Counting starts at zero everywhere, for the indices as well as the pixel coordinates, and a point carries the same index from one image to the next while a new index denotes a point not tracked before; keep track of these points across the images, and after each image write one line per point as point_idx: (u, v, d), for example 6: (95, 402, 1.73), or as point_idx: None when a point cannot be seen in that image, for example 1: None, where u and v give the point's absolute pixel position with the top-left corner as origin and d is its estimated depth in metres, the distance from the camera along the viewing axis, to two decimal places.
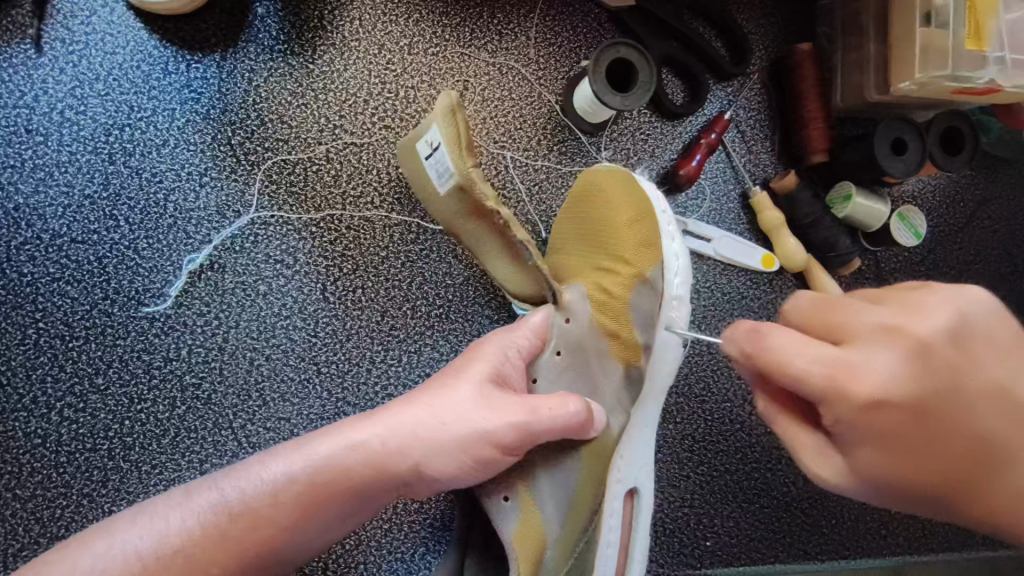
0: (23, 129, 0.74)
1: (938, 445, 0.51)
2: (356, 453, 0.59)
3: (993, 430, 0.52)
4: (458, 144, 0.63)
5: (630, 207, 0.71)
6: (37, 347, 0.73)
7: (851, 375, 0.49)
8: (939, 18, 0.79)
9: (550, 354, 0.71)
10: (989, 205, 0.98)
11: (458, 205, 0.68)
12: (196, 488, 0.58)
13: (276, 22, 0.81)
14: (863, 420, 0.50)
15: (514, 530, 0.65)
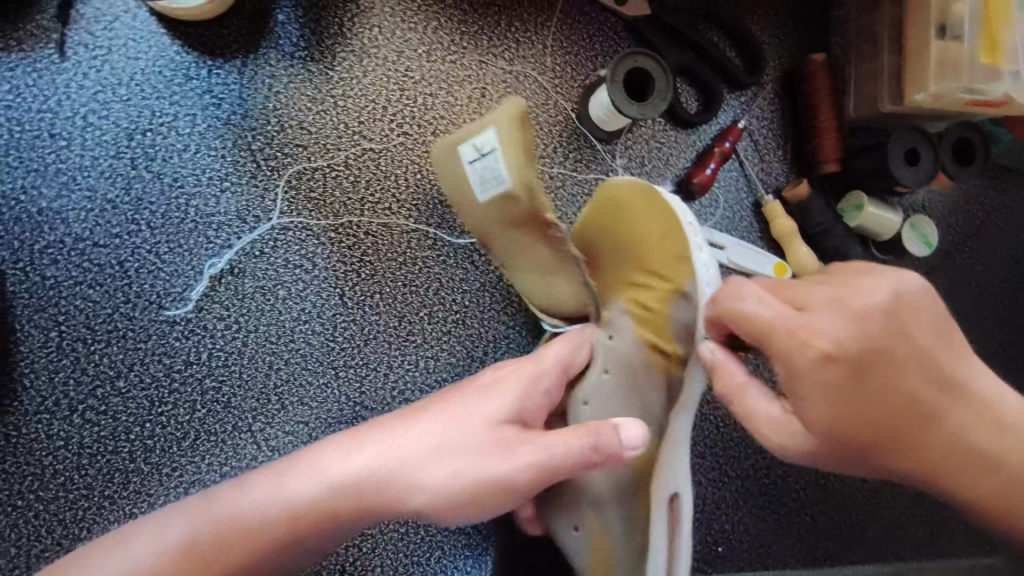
0: (47, 134, 0.75)
1: (878, 402, 0.58)
2: (366, 480, 0.61)
3: (918, 392, 0.59)
4: (522, 156, 0.67)
5: (657, 221, 0.72)
6: (60, 350, 0.74)
7: (801, 330, 0.58)
8: (953, 30, 0.81)
9: (597, 372, 0.72)
10: (999, 214, 0.99)
11: (503, 212, 0.71)
12: (202, 507, 0.62)
13: (296, 29, 0.81)
14: (812, 372, 0.58)
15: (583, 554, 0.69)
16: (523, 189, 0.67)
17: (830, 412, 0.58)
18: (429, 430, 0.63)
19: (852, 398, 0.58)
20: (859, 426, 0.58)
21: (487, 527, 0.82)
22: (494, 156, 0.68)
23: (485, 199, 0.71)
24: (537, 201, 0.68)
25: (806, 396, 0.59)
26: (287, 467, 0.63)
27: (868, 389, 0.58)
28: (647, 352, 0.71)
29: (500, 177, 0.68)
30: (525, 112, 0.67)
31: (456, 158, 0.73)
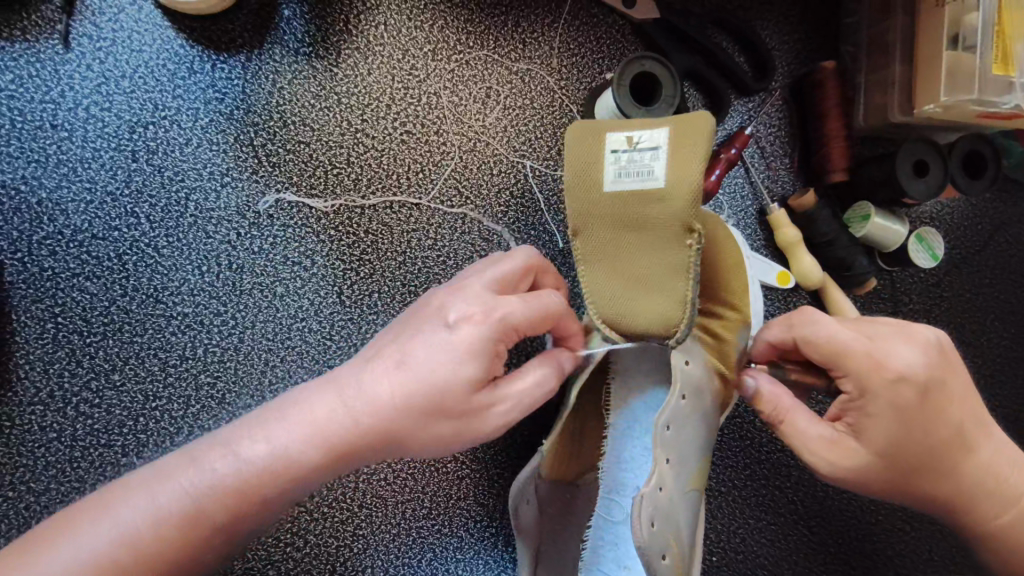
0: (48, 124, 0.75)
1: (931, 429, 0.63)
2: (327, 438, 0.56)
3: (963, 423, 0.65)
4: (686, 159, 0.64)
5: (731, 253, 0.78)
6: (56, 341, 0.74)
7: (879, 357, 0.62)
8: (966, 40, 0.80)
9: (678, 399, 0.66)
10: (1009, 228, 0.97)
11: (631, 210, 0.65)
12: (176, 467, 0.56)
13: (301, 25, 0.81)
14: (881, 395, 0.62)
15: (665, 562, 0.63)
16: (682, 194, 0.64)
17: (890, 436, 0.63)
18: (381, 381, 0.56)
19: (913, 425, 0.63)
20: (911, 452, 0.64)
21: (479, 532, 0.81)
22: (654, 153, 0.65)
23: (615, 191, 0.66)
24: (693, 209, 0.64)
25: (872, 419, 0.63)
26: (261, 410, 0.59)
27: (925, 417, 0.63)
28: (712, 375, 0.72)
29: (650, 174, 0.65)
30: (713, 127, 0.65)
31: (591, 145, 0.67)
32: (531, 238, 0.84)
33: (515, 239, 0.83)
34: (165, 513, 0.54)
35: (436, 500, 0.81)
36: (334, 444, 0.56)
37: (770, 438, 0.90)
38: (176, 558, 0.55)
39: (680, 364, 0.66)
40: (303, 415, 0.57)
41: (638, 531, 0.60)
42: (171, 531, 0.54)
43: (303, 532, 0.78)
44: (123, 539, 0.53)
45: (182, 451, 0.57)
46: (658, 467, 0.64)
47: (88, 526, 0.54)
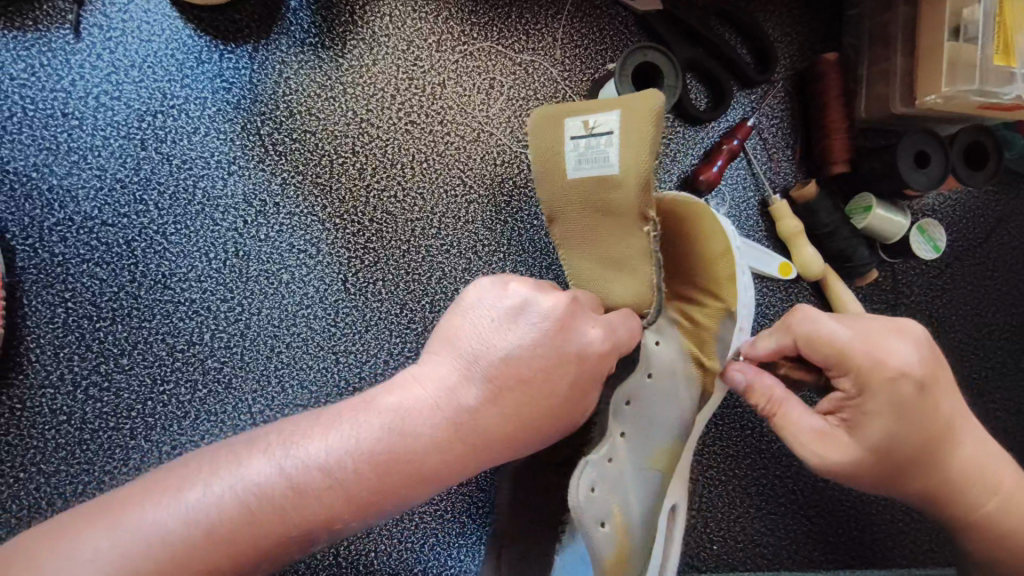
0: (59, 113, 0.76)
1: (927, 426, 0.64)
2: (408, 442, 0.52)
3: (953, 418, 0.66)
4: (638, 141, 0.63)
5: (723, 241, 0.76)
6: (66, 326, 0.75)
7: (879, 355, 0.62)
8: (967, 32, 0.80)
9: (644, 376, 0.73)
10: (1010, 221, 0.98)
11: (594, 196, 0.66)
12: (225, 457, 0.53)
13: (308, 16, 0.82)
14: (883, 391, 0.62)
15: (606, 554, 0.66)
16: (635, 181, 0.63)
17: (888, 432, 0.63)
18: (447, 360, 0.56)
19: (908, 422, 0.63)
20: (907, 448, 0.64)
21: (481, 518, 0.82)
22: (609, 138, 0.64)
23: (577, 178, 0.66)
24: (648, 195, 0.64)
25: (871, 415, 0.63)
26: (328, 409, 0.56)
27: (924, 414, 0.63)
28: (687, 361, 0.77)
29: (606, 161, 0.64)
30: (666, 105, 0.63)
31: (554, 134, 0.67)
32: (534, 228, 0.84)
33: (517, 228, 0.84)
34: (212, 509, 0.49)
35: None
36: (418, 447, 0.53)
37: (771, 427, 0.90)
38: (203, 534, 0.48)
39: (652, 343, 0.75)
40: (371, 414, 0.54)
41: (576, 491, 0.64)
42: (218, 530, 0.49)
43: None
44: (162, 531, 0.48)
45: (198, 452, 0.54)
46: (611, 438, 0.70)
47: (130, 513, 0.49)
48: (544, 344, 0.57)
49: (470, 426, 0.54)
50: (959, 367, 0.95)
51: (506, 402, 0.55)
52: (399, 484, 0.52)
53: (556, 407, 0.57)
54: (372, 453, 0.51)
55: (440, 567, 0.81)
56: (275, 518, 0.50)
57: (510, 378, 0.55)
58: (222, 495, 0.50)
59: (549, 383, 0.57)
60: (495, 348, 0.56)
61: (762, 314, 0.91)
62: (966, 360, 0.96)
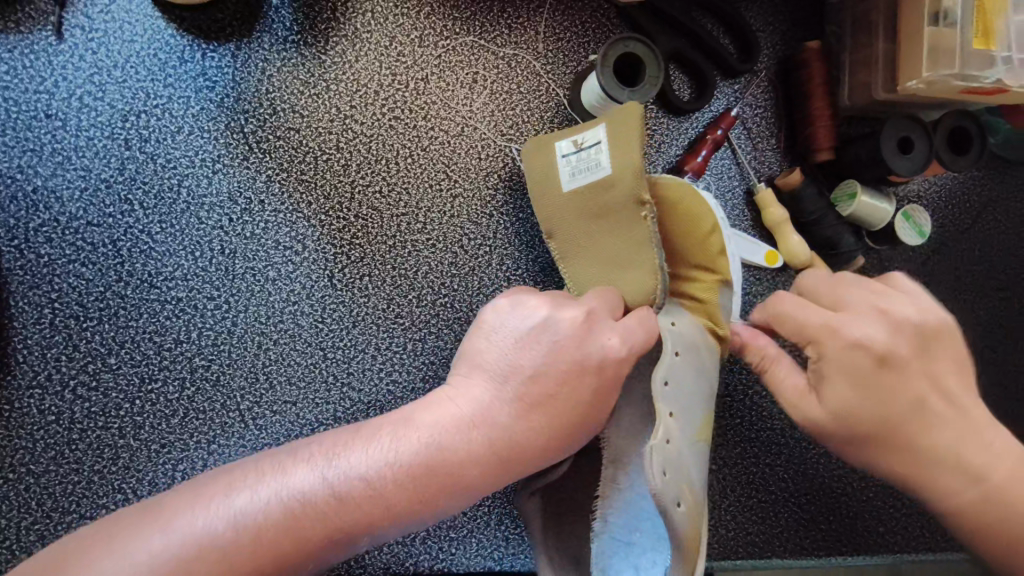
0: (43, 114, 0.76)
1: (885, 401, 0.64)
2: (443, 453, 0.56)
3: (923, 402, 0.64)
4: (624, 142, 0.72)
5: (710, 216, 0.77)
6: (53, 326, 0.76)
7: (833, 324, 0.65)
8: (947, 18, 0.79)
9: (672, 355, 0.68)
10: (996, 206, 0.99)
11: (592, 199, 0.74)
12: (268, 466, 0.57)
13: (289, 14, 0.82)
14: (836, 358, 0.65)
15: (687, 534, 0.62)
16: (627, 178, 0.72)
17: (844, 397, 0.65)
18: (477, 379, 0.61)
19: (867, 392, 0.64)
20: (865, 420, 0.64)
21: (472, 511, 0.82)
22: (598, 147, 0.73)
23: (574, 189, 0.75)
24: (640, 183, 0.71)
25: (829, 382, 0.66)
26: (364, 425, 0.60)
27: (877, 386, 0.64)
28: (705, 333, 0.75)
29: (598, 166, 0.73)
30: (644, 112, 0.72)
31: (545, 156, 0.77)
32: (519, 220, 0.85)
33: (502, 222, 0.84)
34: (259, 512, 0.53)
35: None
36: (451, 460, 0.57)
37: (761, 416, 0.91)
38: (250, 537, 0.52)
39: (666, 324, 0.70)
40: (412, 430, 0.58)
41: (652, 476, 0.60)
42: (264, 533, 0.52)
43: None
44: (207, 535, 0.52)
45: (239, 464, 0.58)
46: (663, 420, 0.65)
47: (178, 517, 0.53)
48: (567, 352, 0.61)
49: (495, 440, 0.58)
50: None
51: (527, 417, 0.59)
52: (431, 492, 0.56)
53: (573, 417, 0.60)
54: (413, 464, 0.56)
55: (431, 560, 0.81)
56: (319, 525, 0.54)
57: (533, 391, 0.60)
58: (269, 502, 0.54)
59: (568, 394, 0.60)
60: (521, 366, 0.61)
61: (749, 303, 0.91)
62: None
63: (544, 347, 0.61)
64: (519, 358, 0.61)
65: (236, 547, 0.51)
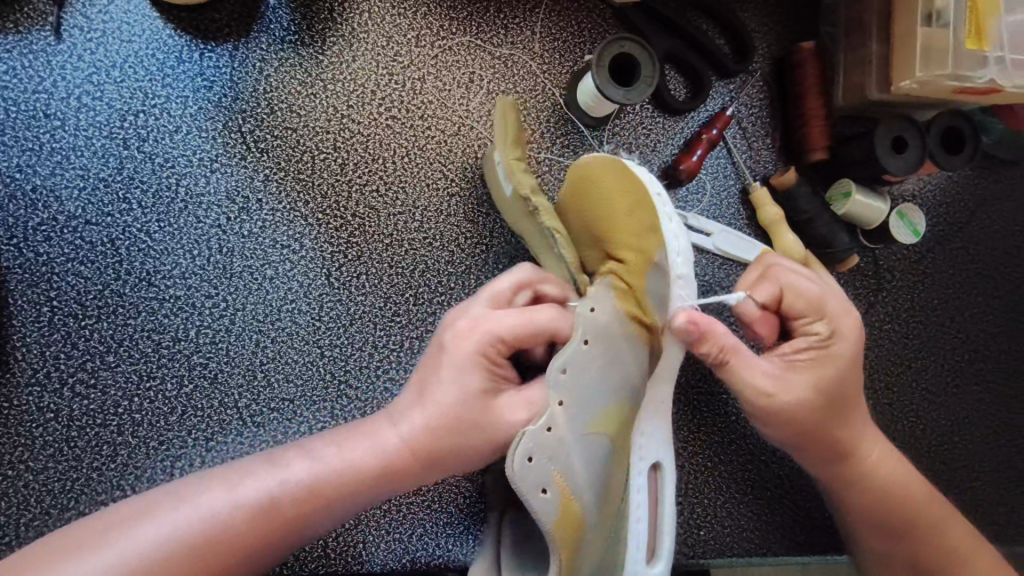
0: (41, 114, 0.77)
1: (849, 387, 0.73)
2: (347, 470, 0.61)
3: (853, 403, 0.73)
4: (504, 142, 0.73)
5: (625, 188, 0.71)
6: (52, 324, 0.76)
7: (837, 307, 0.73)
8: (940, 18, 0.80)
9: (579, 343, 0.66)
10: (988, 206, 1.00)
11: (506, 198, 0.76)
12: (187, 488, 0.59)
13: (287, 14, 0.83)
14: (845, 337, 0.72)
15: (554, 520, 0.61)
16: (509, 176, 0.72)
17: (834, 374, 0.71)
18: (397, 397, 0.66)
19: (844, 372, 0.72)
20: (826, 402, 0.71)
21: (469, 507, 0.83)
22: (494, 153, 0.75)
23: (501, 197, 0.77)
24: (518, 176, 0.71)
25: (824, 362, 0.71)
26: (258, 455, 0.63)
27: (849, 373, 0.73)
28: (625, 322, 0.70)
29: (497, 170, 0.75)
30: (512, 103, 0.72)
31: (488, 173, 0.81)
32: None
33: (499, 221, 0.85)
34: (178, 534, 0.55)
35: None
36: (355, 476, 0.61)
37: None
38: (181, 557, 0.54)
39: (582, 309, 0.68)
40: (314, 454, 0.62)
41: (509, 463, 0.60)
42: (190, 552, 0.55)
43: None
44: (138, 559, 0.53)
45: (158, 490, 0.60)
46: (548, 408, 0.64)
47: (95, 547, 0.54)
48: (461, 359, 0.64)
49: (402, 454, 0.62)
50: (939, 350, 0.97)
51: (434, 427, 0.62)
52: (333, 505, 0.60)
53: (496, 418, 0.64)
54: (330, 474, 0.60)
55: (429, 557, 0.82)
56: (245, 536, 0.57)
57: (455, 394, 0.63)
58: (186, 523, 0.56)
59: (476, 403, 0.63)
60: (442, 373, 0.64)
61: None
62: (948, 342, 0.98)
63: (443, 356, 0.65)
64: (424, 370, 0.66)
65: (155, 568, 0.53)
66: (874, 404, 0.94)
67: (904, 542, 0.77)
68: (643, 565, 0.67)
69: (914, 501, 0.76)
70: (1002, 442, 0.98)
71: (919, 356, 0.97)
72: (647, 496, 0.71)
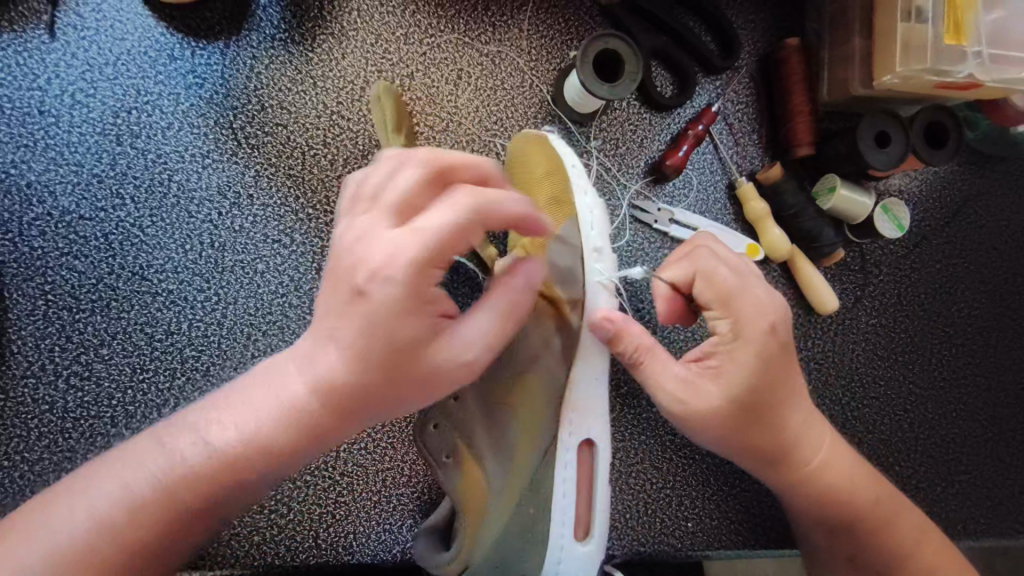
0: (35, 111, 0.78)
1: (771, 391, 0.67)
2: (253, 434, 0.55)
3: (784, 405, 0.69)
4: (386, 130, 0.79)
5: (546, 162, 0.79)
6: (47, 318, 0.77)
7: (753, 304, 0.66)
8: (921, 15, 0.81)
9: None
10: (975, 201, 1.01)
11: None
12: (128, 451, 0.56)
13: (278, 12, 0.84)
14: (752, 339, 0.66)
15: (457, 484, 0.74)
16: None
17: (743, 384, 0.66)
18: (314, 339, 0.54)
19: (762, 378, 0.66)
20: (743, 409, 0.67)
21: None
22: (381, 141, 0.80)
23: None
24: None
25: (734, 369, 0.66)
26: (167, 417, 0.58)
27: (768, 378, 0.67)
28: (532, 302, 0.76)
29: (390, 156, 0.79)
30: (385, 91, 0.80)
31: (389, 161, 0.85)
32: None
33: None
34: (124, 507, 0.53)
35: (415, 469, 0.84)
36: (290, 426, 0.54)
37: None
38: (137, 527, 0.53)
39: None
40: (217, 414, 0.56)
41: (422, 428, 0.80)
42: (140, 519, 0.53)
43: (287, 500, 0.81)
44: (63, 542, 0.51)
45: (107, 453, 0.57)
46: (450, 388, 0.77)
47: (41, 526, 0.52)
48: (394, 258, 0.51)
49: (312, 413, 0.54)
50: (926, 344, 0.98)
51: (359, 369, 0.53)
52: (248, 475, 0.55)
53: (417, 273, 0.51)
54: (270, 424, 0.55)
55: None
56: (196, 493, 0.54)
57: (350, 290, 0.52)
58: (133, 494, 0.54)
59: (411, 317, 0.52)
60: (341, 273, 0.53)
61: None
62: (935, 336, 0.99)
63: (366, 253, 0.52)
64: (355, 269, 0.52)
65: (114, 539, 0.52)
66: (861, 397, 0.95)
67: (839, 541, 0.75)
68: (567, 540, 0.70)
69: (864, 507, 0.73)
70: (989, 435, 0.99)
71: (905, 350, 0.98)
72: (577, 471, 0.74)
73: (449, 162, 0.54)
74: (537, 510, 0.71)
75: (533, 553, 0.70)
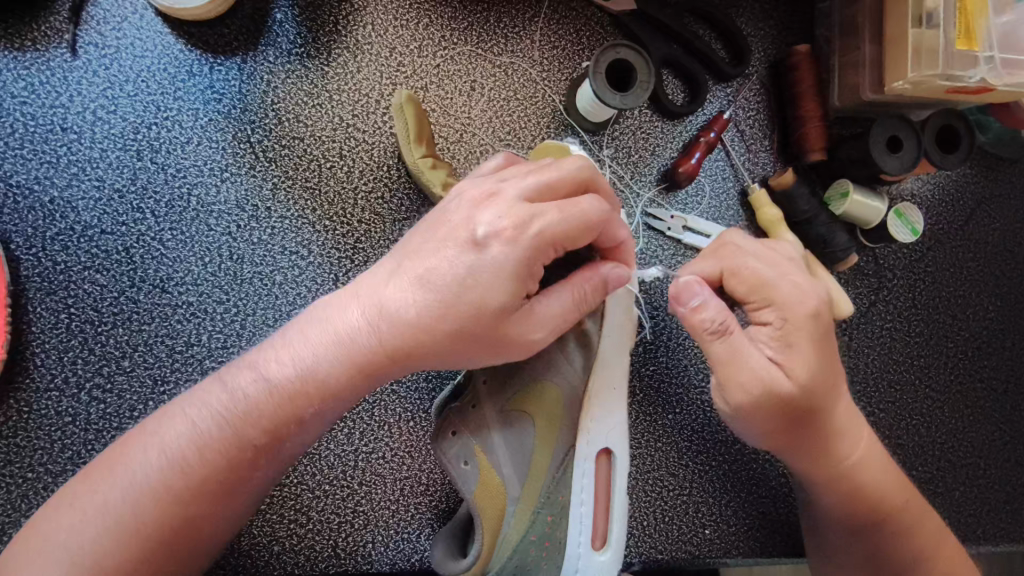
0: (58, 128, 0.80)
1: (819, 374, 0.66)
2: (315, 368, 0.59)
3: (828, 388, 0.67)
4: (408, 139, 0.82)
5: None
6: (70, 331, 0.78)
7: (794, 292, 0.66)
8: (932, 20, 0.81)
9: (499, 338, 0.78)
10: (988, 204, 1.01)
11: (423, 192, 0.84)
12: (198, 392, 0.60)
13: (294, 27, 0.85)
14: (795, 322, 0.65)
15: (475, 490, 0.70)
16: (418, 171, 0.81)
17: (797, 369, 0.64)
18: (388, 286, 0.59)
19: (809, 361, 0.65)
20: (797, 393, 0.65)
21: None
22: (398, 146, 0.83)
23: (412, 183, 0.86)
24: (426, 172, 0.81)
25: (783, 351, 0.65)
26: (236, 358, 0.62)
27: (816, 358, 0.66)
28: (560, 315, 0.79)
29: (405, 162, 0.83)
30: (405, 100, 0.83)
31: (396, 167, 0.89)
32: None
33: None
34: (197, 443, 0.57)
35: (433, 477, 0.84)
36: (350, 355, 0.59)
37: None
38: (211, 463, 0.57)
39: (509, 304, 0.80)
40: (281, 350, 0.60)
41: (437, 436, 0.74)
42: (209, 455, 0.57)
43: (307, 509, 0.81)
44: (147, 480, 0.56)
45: (176, 399, 0.61)
46: (475, 388, 0.77)
47: (118, 467, 0.56)
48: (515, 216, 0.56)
49: (370, 345, 0.59)
50: (941, 347, 0.98)
51: (431, 314, 0.57)
52: (304, 407, 0.59)
53: (534, 245, 0.56)
54: (331, 353, 0.59)
55: None
56: (262, 428, 0.58)
57: (465, 241, 0.57)
58: (207, 429, 0.57)
59: (497, 271, 0.56)
60: (455, 228, 0.58)
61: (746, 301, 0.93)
62: (950, 340, 0.98)
63: (494, 208, 0.57)
64: (473, 221, 0.57)
65: (187, 476, 0.56)
66: (877, 403, 0.95)
67: (865, 539, 0.74)
68: (584, 547, 0.73)
69: (897, 508, 0.73)
70: (1005, 439, 0.98)
71: (921, 355, 0.97)
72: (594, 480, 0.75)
73: (601, 180, 0.62)
74: (553, 518, 0.73)
75: (550, 559, 0.73)
